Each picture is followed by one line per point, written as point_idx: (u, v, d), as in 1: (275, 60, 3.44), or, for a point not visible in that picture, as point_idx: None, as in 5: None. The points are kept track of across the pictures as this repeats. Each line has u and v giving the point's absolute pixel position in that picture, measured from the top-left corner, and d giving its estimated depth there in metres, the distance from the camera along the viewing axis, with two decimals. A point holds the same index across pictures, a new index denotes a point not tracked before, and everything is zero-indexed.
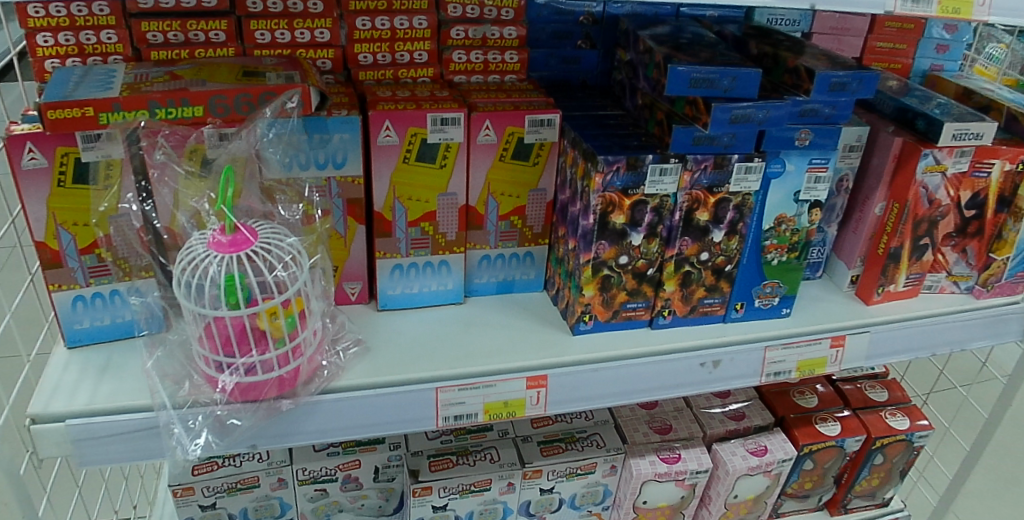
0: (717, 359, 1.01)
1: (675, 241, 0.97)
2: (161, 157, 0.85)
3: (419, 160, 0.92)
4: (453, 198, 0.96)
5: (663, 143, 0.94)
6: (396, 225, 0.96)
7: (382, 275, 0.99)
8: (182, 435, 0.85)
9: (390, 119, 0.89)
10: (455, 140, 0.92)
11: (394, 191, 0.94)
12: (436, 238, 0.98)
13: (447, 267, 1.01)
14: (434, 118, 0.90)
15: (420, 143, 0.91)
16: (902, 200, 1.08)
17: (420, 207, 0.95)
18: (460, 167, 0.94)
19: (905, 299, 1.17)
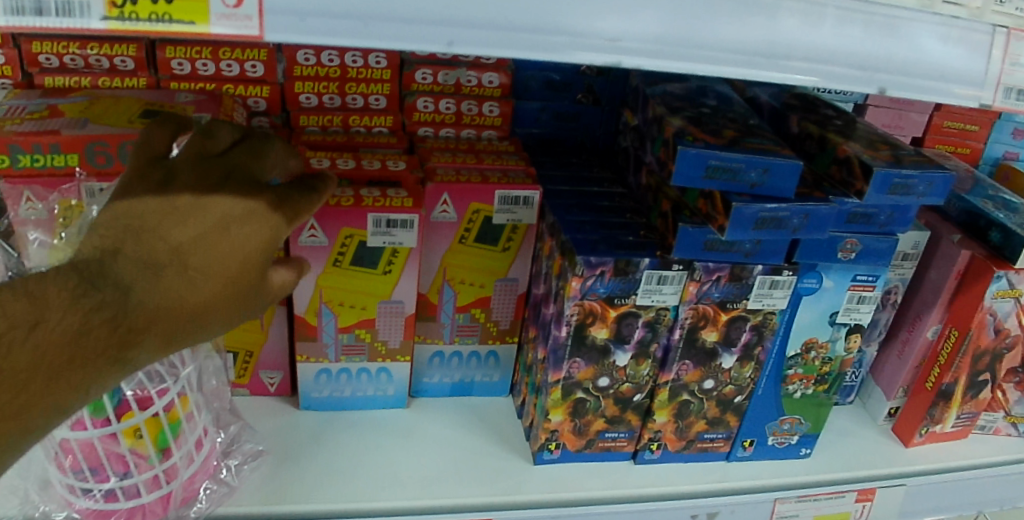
0: (714, 511, 0.80)
1: (671, 365, 0.76)
2: (29, 214, 0.67)
3: (355, 263, 0.73)
4: (398, 306, 0.77)
5: (665, 243, 0.73)
6: (323, 330, 0.77)
7: (305, 379, 0.81)
8: None
9: (319, 215, 0.69)
10: (404, 246, 0.72)
11: (323, 293, 0.75)
12: (373, 344, 0.79)
13: (387, 374, 0.82)
14: (376, 220, 0.70)
15: (358, 245, 0.72)
16: (962, 328, 0.86)
17: (355, 314, 0.77)
18: (410, 274, 0.75)
19: (954, 441, 0.94)
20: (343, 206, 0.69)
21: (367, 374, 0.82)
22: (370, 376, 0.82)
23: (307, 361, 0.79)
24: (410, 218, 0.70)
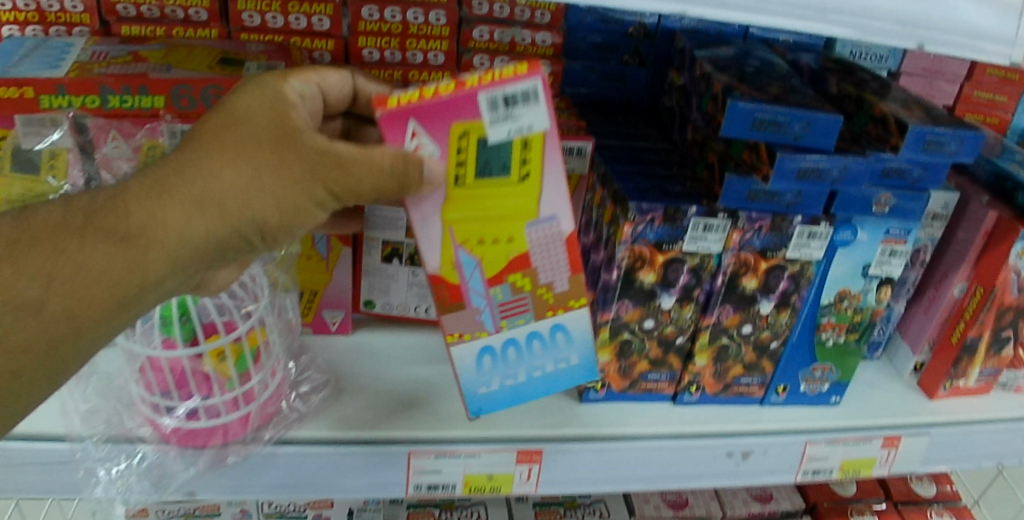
0: (748, 450, 0.84)
1: (713, 309, 0.81)
2: (114, 152, 0.72)
3: (482, 177, 0.57)
4: (553, 225, 0.63)
5: (710, 193, 0.77)
6: (467, 289, 0.64)
7: (467, 367, 0.69)
8: (106, 482, 0.70)
9: (419, 119, 0.54)
10: (535, 131, 0.56)
11: (453, 233, 0.61)
12: (535, 291, 0.66)
13: (562, 332, 0.69)
14: (489, 101, 0.54)
15: (477, 147, 0.55)
16: (987, 285, 0.90)
17: (501, 249, 0.63)
18: (551, 171, 0.59)
19: (975, 397, 0.98)
20: (444, 96, 0.53)
21: (540, 340, 0.68)
22: (545, 342, 0.69)
23: (477, 337, 0.67)
24: (534, 83, 0.54)
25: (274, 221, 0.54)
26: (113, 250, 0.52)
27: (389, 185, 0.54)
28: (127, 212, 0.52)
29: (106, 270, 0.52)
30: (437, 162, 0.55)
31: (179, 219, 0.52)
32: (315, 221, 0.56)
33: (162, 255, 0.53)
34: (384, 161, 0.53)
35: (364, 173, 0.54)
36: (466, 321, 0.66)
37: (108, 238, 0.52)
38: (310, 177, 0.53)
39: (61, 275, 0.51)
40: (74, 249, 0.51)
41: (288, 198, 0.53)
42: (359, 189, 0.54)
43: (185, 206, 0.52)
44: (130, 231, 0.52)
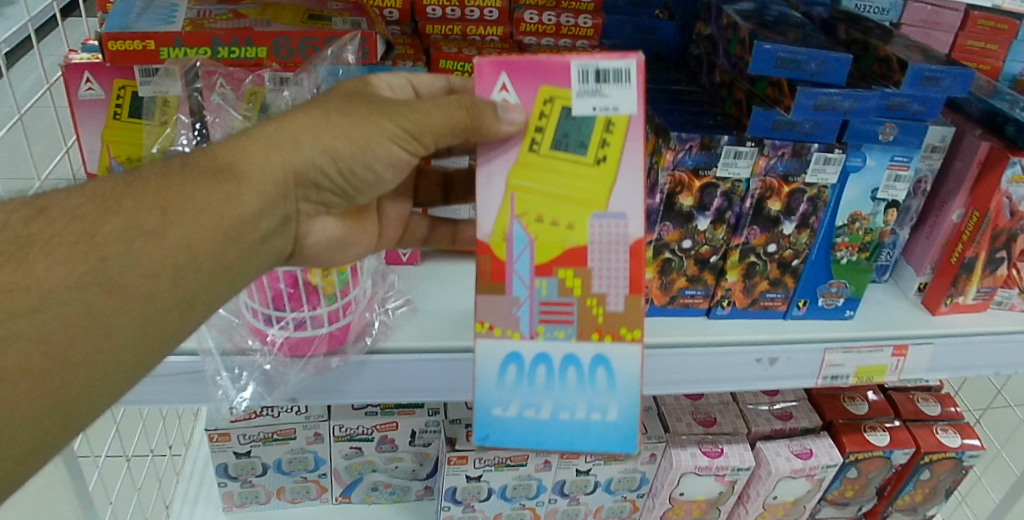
0: (775, 357, 0.95)
1: (742, 229, 0.92)
2: (219, 98, 0.82)
3: (555, 149, 0.62)
4: (618, 224, 0.64)
5: (740, 125, 0.89)
6: (513, 270, 0.66)
7: (492, 373, 0.68)
8: (228, 386, 0.82)
9: (509, 72, 0.61)
10: (619, 112, 0.61)
11: (514, 199, 0.64)
12: (584, 300, 0.66)
13: (603, 368, 0.67)
14: (580, 71, 0.61)
15: (559, 115, 0.61)
16: (982, 209, 1.01)
17: (556, 235, 0.64)
18: (630, 166, 0.62)
19: (973, 314, 1.09)
20: (539, 56, 0.61)
21: (578, 369, 0.67)
22: (581, 375, 0.67)
23: (505, 336, 0.67)
24: (629, 64, 0.60)
25: (345, 152, 0.63)
26: (215, 183, 0.58)
27: (463, 122, 0.61)
28: (223, 155, 0.60)
29: (211, 206, 0.57)
30: (520, 112, 0.61)
31: (270, 151, 0.61)
32: (388, 161, 0.65)
33: (253, 189, 0.60)
34: (451, 100, 0.62)
35: (432, 110, 0.63)
36: (499, 309, 0.67)
37: (208, 178, 0.58)
38: (380, 115, 0.63)
39: (179, 209, 0.55)
40: (184, 183, 0.57)
41: (362, 131, 0.63)
42: (427, 125, 0.63)
43: (273, 142, 0.61)
44: (226, 167, 0.59)
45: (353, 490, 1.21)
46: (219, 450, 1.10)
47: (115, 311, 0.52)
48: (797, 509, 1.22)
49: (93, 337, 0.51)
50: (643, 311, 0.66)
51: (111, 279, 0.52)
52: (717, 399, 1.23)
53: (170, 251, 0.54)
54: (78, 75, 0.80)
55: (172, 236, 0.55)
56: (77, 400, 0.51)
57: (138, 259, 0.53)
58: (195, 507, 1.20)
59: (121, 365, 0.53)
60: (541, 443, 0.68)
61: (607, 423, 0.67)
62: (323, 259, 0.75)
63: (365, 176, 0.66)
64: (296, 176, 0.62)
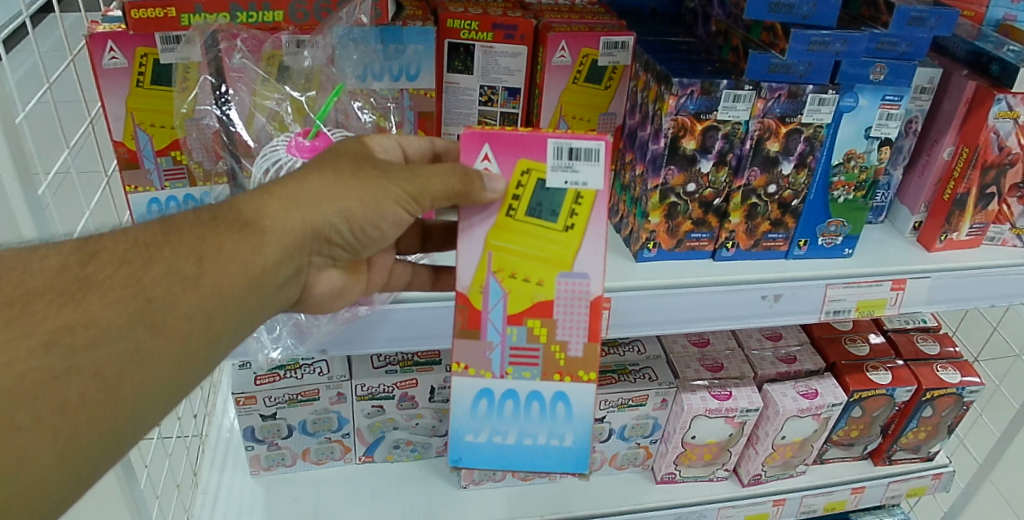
0: (779, 293, 1.00)
1: (743, 171, 0.96)
2: (240, 61, 0.86)
3: (528, 216, 0.68)
4: (579, 282, 0.71)
5: (738, 70, 0.93)
6: (487, 318, 0.72)
7: (465, 406, 0.75)
8: (264, 336, 0.91)
9: (491, 144, 0.67)
10: (588, 187, 0.67)
11: (490, 258, 0.70)
12: (549, 345, 0.73)
13: (564, 403, 0.75)
14: (556, 148, 0.66)
15: (534, 187, 0.67)
16: (971, 145, 1.05)
17: (524, 289, 0.71)
18: (593, 233, 0.69)
19: (967, 250, 1.13)
20: (519, 131, 0.67)
21: (541, 404, 0.75)
22: (544, 409, 0.75)
23: (478, 375, 0.74)
24: (599, 145, 0.66)
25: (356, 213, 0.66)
26: (242, 236, 0.61)
27: (457, 191, 0.66)
28: (249, 207, 0.63)
29: (240, 257, 0.61)
30: (501, 181, 0.67)
31: (291, 208, 0.64)
32: (392, 222, 0.68)
33: (275, 241, 0.63)
34: (449, 168, 0.66)
35: (431, 175, 0.66)
36: (475, 351, 0.73)
37: (234, 229, 0.61)
38: (386, 182, 0.66)
39: (214, 259, 0.60)
40: (216, 232, 0.61)
41: (369, 197, 0.66)
42: (427, 190, 0.66)
43: (292, 200, 0.64)
44: (251, 219, 0.62)
45: (375, 449, 1.26)
46: (246, 413, 1.12)
47: (160, 347, 0.55)
48: (805, 449, 1.26)
49: (137, 369, 0.54)
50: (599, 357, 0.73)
51: (154, 322, 0.55)
52: (724, 345, 1.28)
53: (205, 293, 0.58)
54: (101, 44, 0.81)
55: (205, 285, 0.58)
56: (124, 418, 0.54)
57: (177, 304, 0.57)
58: (224, 473, 1.24)
59: (158, 398, 0.56)
60: (506, 465, 0.76)
61: (565, 449, 0.76)
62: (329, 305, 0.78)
63: (370, 236, 0.69)
64: (312, 232, 0.66)
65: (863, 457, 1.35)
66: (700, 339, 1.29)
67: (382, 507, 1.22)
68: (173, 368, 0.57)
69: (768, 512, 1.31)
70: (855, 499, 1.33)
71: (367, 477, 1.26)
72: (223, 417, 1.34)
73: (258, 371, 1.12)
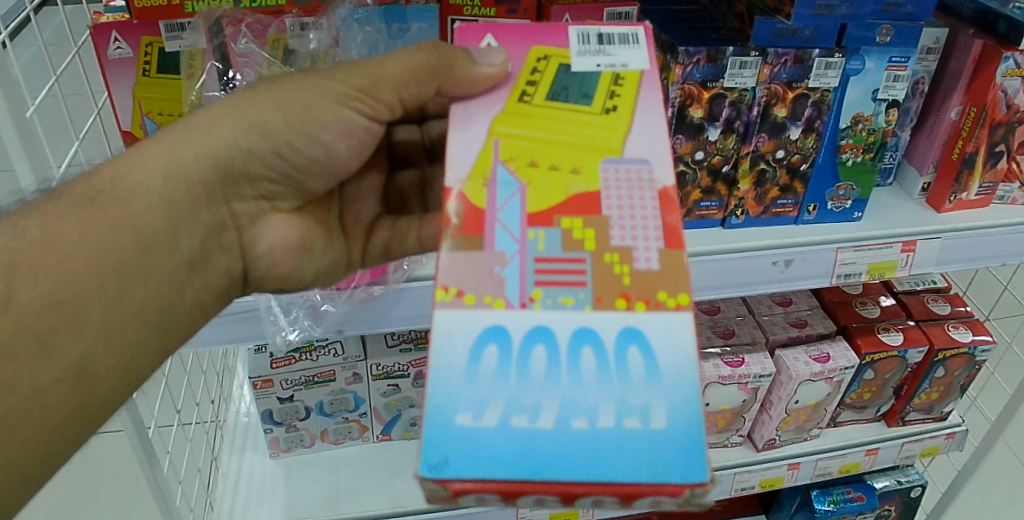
0: (790, 259, 1.01)
1: (751, 137, 0.97)
2: (246, 46, 0.86)
3: (549, 100, 0.63)
4: (633, 169, 0.60)
5: (743, 37, 0.92)
6: (498, 220, 0.58)
7: (471, 358, 0.52)
8: (281, 317, 0.91)
9: (497, 35, 0.67)
10: (628, 68, 0.65)
11: (497, 146, 0.61)
12: (598, 255, 0.57)
13: (634, 346, 0.53)
14: (582, 34, 0.66)
15: (557, 70, 0.64)
16: (980, 104, 1.04)
17: (553, 179, 0.59)
18: (638, 114, 0.62)
19: (977, 210, 1.13)
20: (532, 22, 0.68)
21: (595, 350, 0.53)
22: (603, 360, 0.53)
23: (482, 306, 0.54)
24: (636, 31, 0.67)
25: (277, 124, 0.66)
26: (113, 195, 0.59)
27: (428, 63, 0.66)
28: (104, 178, 0.60)
29: (104, 231, 0.58)
30: (500, 54, 0.64)
31: (174, 147, 0.63)
32: (339, 125, 0.69)
33: (150, 198, 0.61)
34: (407, 50, 0.67)
35: (387, 61, 0.68)
36: (475, 270, 0.56)
37: (84, 206, 0.58)
38: (327, 77, 0.68)
39: (72, 229, 0.56)
40: (54, 219, 0.56)
41: (307, 95, 0.67)
42: (382, 75, 0.67)
43: (174, 141, 0.63)
44: (105, 190, 0.59)
45: (392, 427, 1.27)
46: (264, 396, 1.14)
47: (37, 368, 0.53)
48: (818, 413, 1.28)
49: (28, 404, 0.53)
50: (680, 269, 0.56)
51: (21, 349, 0.52)
52: (734, 313, 1.29)
53: (52, 291, 0.54)
54: (106, 34, 0.82)
55: (56, 285, 0.54)
56: (41, 411, 0.54)
57: (49, 284, 0.54)
58: (243, 456, 1.27)
59: (74, 375, 0.55)
60: (539, 468, 0.49)
61: (649, 433, 0.50)
62: (282, 266, 0.77)
63: (313, 146, 0.69)
64: (213, 167, 0.65)
65: (876, 418, 1.36)
66: (711, 307, 1.30)
67: (400, 483, 1.23)
68: (65, 386, 0.55)
69: (783, 476, 1.32)
70: (869, 460, 1.34)
71: (384, 454, 1.27)
72: (239, 402, 1.36)
73: (274, 354, 1.13)
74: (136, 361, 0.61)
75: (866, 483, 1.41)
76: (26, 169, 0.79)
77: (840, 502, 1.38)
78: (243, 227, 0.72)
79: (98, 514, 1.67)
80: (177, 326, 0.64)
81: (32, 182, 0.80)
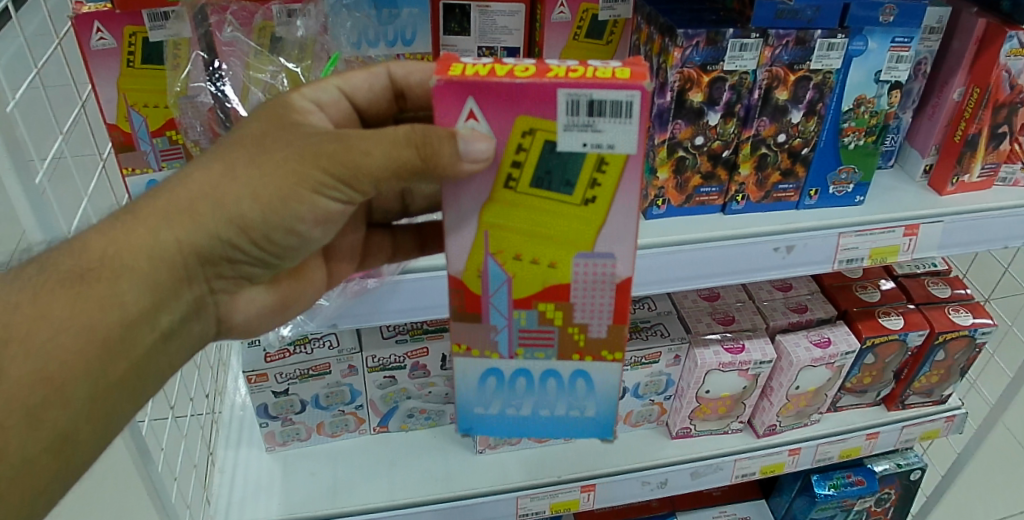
0: (791, 244, 1.00)
1: (752, 121, 0.94)
2: (231, 35, 0.84)
3: (534, 187, 0.57)
4: (603, 263, 0.62)
5: (744, 18, 0.90)
6: (489, 303, 0.65)
7: (475, 382, 0.70)
8: None
9: (478, 97, 0.54)
10: (614, 150, 0.55)
11: (487, 239, 0.60)
12: (565, 329, 0.66)
13: (583, 379, 0.69)
14: (570, 102, 0.53)
15: (542, 151, 0.55)
16: (983, 85, 1.02)
17: (534, 272, 0.62)
18: (616, 199, 0.58)
19: (979, 192, 1.11)
20: (515, 82, 0.53)
21: (558, 380, 0.69)
22: (562, 385, 0.70)
23: (482, 355, 0.68)
24: (632, 96, 0.53)
25: (256, 217, 0.59)
26: (100, 275, 0.57)
27: (411, 162, 0.55)
28: (93, 251, 0.57)
29: (91, 311, 0.56)
30: (489, 141, 0.55)
31: (157, 230, 0.58)
32: (316, 215, 0.60)
33: (136, 279, 0.58)
34: (396, 137, 0.55)
35: (373, 148, 0.55)
36: (477, 335, 0.67)
37: (73, 283, 0.56)
38: (305, 162, 0.57)
39: (60, 312, 0.55)
40: (44, 297, 0.55)
41: (282, 184, 0.57)
42: (364, 167, 0.56)
43: (159, 221, 0.58)
44: (94, 266, 0.57)
45: (389, 419, 1.26)
46: (258, 391, 1.12)
47: (25, 441, 0.53)
48: (819, 398, 1.27)
49: (15, 473, 0.54)
50: (625, 337, 0.67)
51: (10, 421, 0.52)
52: (734, 298, 1.28)
53: (43, 368, 0.54)
54: (88, 25, 0.77)
55: (45, 363, 0.54)
56: (26, 476, 0.54)
57: (37, 365, 0.53)
58: (239, 450, 1.25)
59: (57, 448, 0.56)
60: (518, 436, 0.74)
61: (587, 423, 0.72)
62: (256, 328, 0.76)
63: (290, 237, 0.62)
64: (194, 253, 0.60)
65: (876, 403, 1.35)
66: (711, 293, 1.29)
67: (398, 476, 1.21)
68: (49, 454, 0.55)
69: (784, 462, 1.31)
70: (870, 444, 1.34)
71: (381, 447, 1.26)
72: (233, 394, 1.34)
73: (267, 348, 1.11)
74: (117, 423, 0.61)
75: (866, 467, 1.41)
76: (19, 190, 0.75)
77: (840, 486, 1.38)
78: (222, 300, 0.69)
79: (94, 511, 1.65)
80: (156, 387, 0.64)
81: (42, 240, 0.81)
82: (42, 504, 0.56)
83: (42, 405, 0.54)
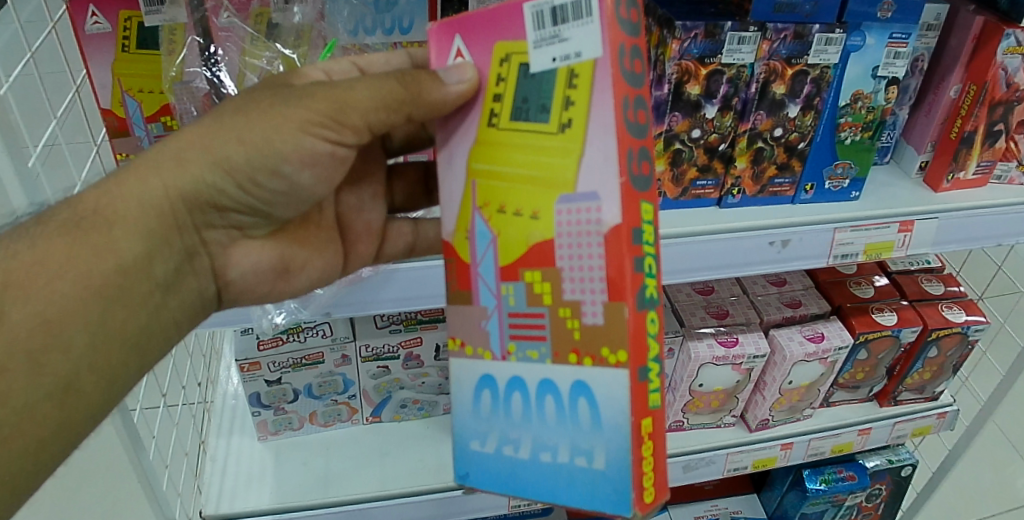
0: (786, 239, 0.99)
1: (749, 115, 0.94)
2: (227, 21, 0.84)
3: (514, 120, 0.59)
4: (590, 205, 0.55)
5: (742, 12, 0.91)
6: (479, 273, 0.64)
7: (474, 394, 0.67)
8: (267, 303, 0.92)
9: (463, 35, 0.61)
10: (580, 57, 0.54)
11: (475, 188, 0.62)
12: (556, 309, 0.60)
13: (582, 399, 0.59)
14: (536, 13, 0.55)
15: (518, 76, 0.58)
16: (980, 82, 1.02)
17: (518, 224, 0.60)
18: (595, 119, 0.54)
19: (973, 190, 1.12)
20: (490, 7, 0.59)
21: (556, 399, 0.61)
22: (561, 408, 0.61)
23: (477, 356, 0.66)
24: None
25: (240, 160, 0.60)
26: (94, 222, 0.57)
27: (397, 91, 0.60)
28: (86, 203, 0.58)
29: (87, 256, 0.56)
30: (471, 70, 0.60)
31: (146, 178, 0.59)
32: (301, 155, 0.61)
33: (129, 227, 0.59)
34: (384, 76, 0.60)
35: (356, 84, 0.60)
36: (470, 322, 0.66)
37: (69, 230, 0.57)
38: (293, 103, 0.60)
39: (57, 255, 0.55)
40: (41, 244, 0.55)
41: (268, 124, 0.59)
42: (352, 100, 0.59)
43: (147, 171, 0.59)
44: (87, 216, 0.58)
45: (382, 408, 1.26)
46: (251, 379, 1.12)
47: (27, 385, 0.54)
48: (811, 393, 1.27)
49: (18, 419, 0.54)
50: (623, 323, 0.56)
51: (12, 365, 0.53)
52: (728, 292, 1.28)
53: (43, 311, 0.54)
54: (83, 9, 0.77)
55: (44, 305, 0.54)
56: (30, 421, 0.54)
57: (37, 308, 0.54)
58: (230, 439, 1.25)
59: (59, 394, 0.56)
60: (517, 487, 0.64)
61: (593, 472, 0.59)
62: (254, 289, 0.77)
63: (276, 181, 0.63)
64: (181, 200, 0.61)
65: (869, 398, 1.36)
66: (705, 287, 1.30)
67: (391, 466, 1.21)
68: (53, 401, 0.55)
69: (776, 456, 1.31)
70: (862, 440, 1.34)
71: (374, 436, 1.26)
72: (226, 383, 1.34)
73: (260, 336, 1.10)
74: (120, 377, 0.61)
75: (858, 462, 1.41)
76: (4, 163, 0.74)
77: (831, 481, 1.39)
78: (215, 253, 0.71)
79: (84, 501, 1.65)
80: (157, 339, 0.64)
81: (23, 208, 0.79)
82: (46, 456, 0.57)
83: (42, 348, 0.54)
